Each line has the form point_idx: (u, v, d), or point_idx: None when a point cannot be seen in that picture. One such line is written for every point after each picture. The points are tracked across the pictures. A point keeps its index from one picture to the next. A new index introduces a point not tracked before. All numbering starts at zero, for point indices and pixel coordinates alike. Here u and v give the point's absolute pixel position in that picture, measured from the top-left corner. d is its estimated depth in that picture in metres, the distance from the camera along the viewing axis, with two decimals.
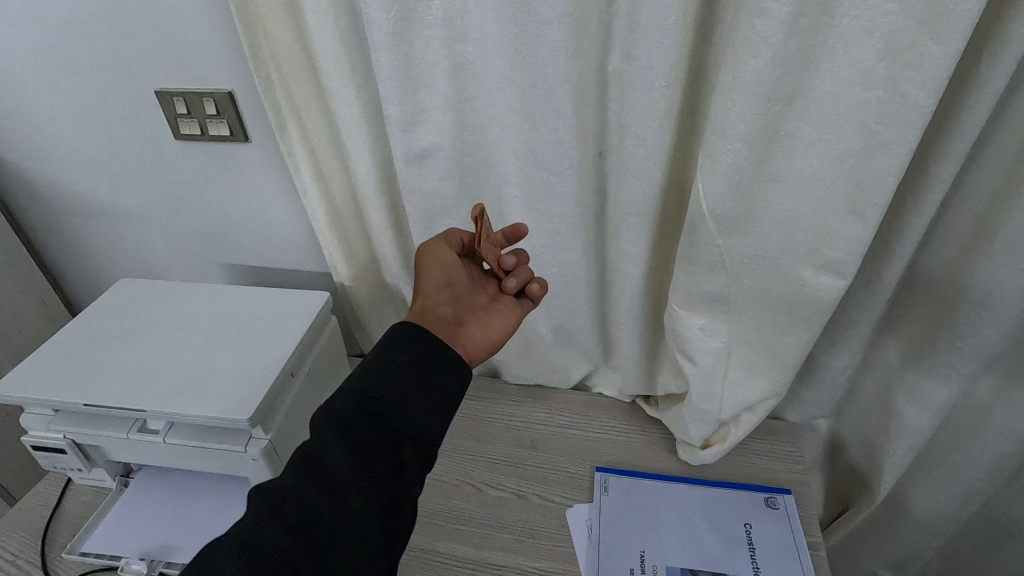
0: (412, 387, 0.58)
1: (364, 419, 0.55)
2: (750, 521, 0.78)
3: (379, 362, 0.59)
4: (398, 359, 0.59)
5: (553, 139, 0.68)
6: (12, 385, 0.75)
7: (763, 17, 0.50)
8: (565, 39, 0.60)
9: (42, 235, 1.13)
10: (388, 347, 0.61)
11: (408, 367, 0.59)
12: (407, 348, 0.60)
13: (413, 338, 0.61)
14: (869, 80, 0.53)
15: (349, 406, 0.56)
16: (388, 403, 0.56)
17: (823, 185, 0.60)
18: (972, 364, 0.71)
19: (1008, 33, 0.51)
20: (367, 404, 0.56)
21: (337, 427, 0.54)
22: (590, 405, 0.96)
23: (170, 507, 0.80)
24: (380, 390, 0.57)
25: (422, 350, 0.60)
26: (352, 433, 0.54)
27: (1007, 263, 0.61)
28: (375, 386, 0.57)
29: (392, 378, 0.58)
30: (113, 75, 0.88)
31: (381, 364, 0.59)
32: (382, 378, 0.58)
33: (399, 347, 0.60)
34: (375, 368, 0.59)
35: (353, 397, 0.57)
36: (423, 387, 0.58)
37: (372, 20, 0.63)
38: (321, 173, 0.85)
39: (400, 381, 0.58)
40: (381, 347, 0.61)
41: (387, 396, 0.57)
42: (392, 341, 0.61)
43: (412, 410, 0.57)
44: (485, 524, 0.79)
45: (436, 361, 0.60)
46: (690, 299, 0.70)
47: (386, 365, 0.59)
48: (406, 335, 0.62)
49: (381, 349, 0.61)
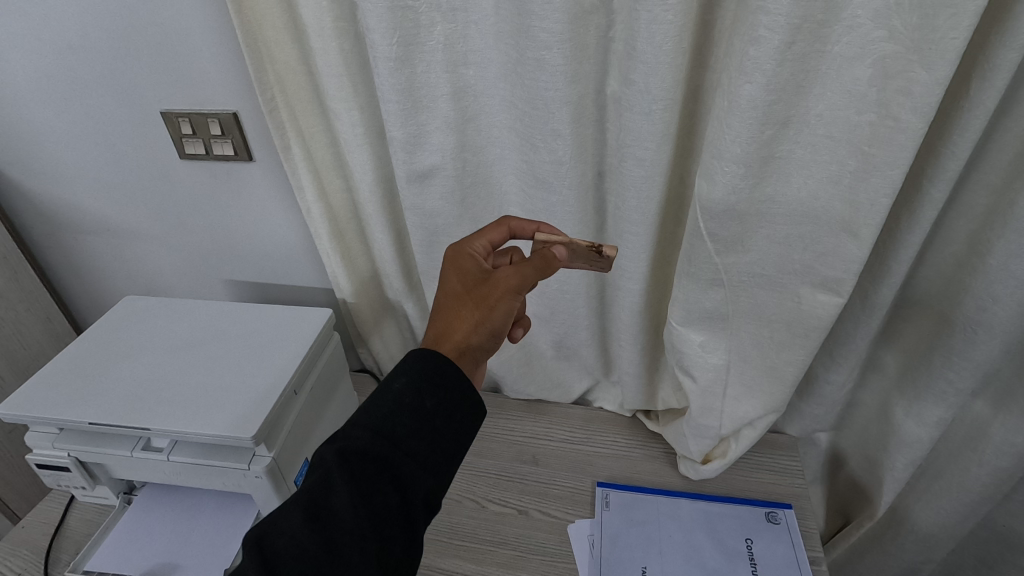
0: (432, 433, 0.54)
1: (380, 469, 0.52)
2: (752, 536, 0.78)
3: (404, 400, 0.54)
4: (426, 401, 0.54)
5: (552, 160, 0.69)
6: (18, 404, 0.75)
7: (757, 45, 0.52)
8: (564, 64, 0.62)
9: (47, 251, 1.14)
10: (415, 382, 0.55)
11: (434, 413, 0.54)
12: (436, 389, 0.55)
13: (442, 370, 0.56)
14: (861, 104, 0.55)
15: (366, 451, 0.52)
16: (407, 453, 0.53)
17: (817, 206, 0.61)
18: (970, 379, 0.71)
19: (995, 58, 0.52)
20: (385, 452, 0.52)
21: (350, 474, 0.51)
22: (590, 419, 0.96)
23: (174, 524, 0.81)
24: (400, 437, 0.53)
25: (449, 392, 0.55)
26: (365, 483, 0.51)
27: (1001, 281, 0.62)
28: (397, 431, 0.53)
29: (413, 423, 0.54)
30: (119, 97, 0.89)
31: (404, 402, 0.54)
32: (404, 422, 0.53)
33: (427, 384, 0.55)
34: (400, 407, 0.54)
35: (373, 442, 0.52)
36: (442, 434, 0.54)
37: (375, 46, 0.65)
38: (326, 193, 0.87)
39: (423, 429, 0.54)
40: (406, 378, 0.56)
41: (407, 446, 0.53)
42: (419, 372, 0.56)
43: (429, 463, 0.53)
44: (487, 540, 0.80)
45: (461, 404, 0.56)
46: (689, 317, 0.71)
47: (409, 407, 0.54)
48: (437, 368, 0.56)
49: (407, 382, 0.55)
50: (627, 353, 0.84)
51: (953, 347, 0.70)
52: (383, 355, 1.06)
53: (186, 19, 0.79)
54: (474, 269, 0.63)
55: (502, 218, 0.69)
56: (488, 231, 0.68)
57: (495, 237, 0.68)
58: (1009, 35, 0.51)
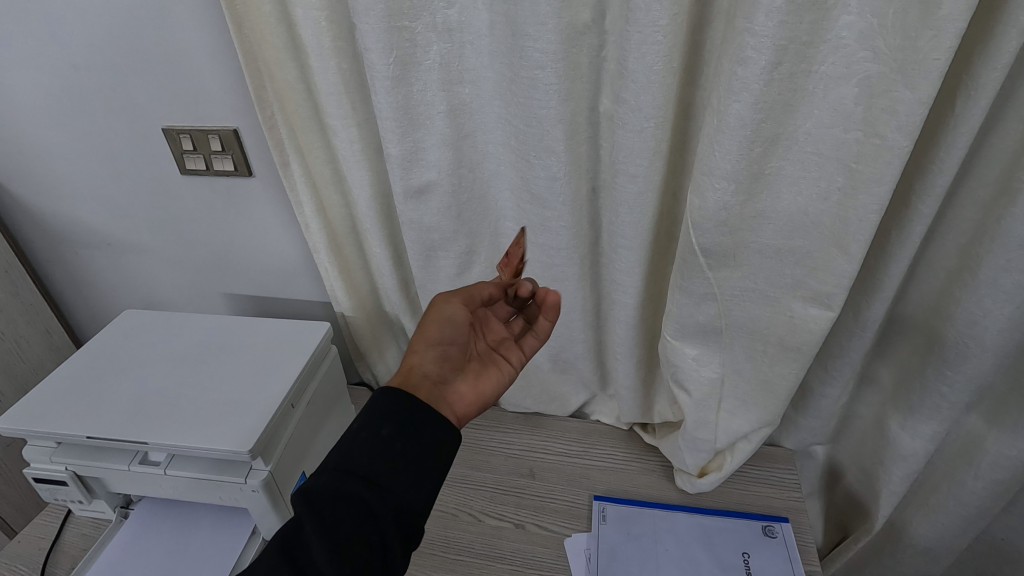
0: (403, 467, 0.55)
1: (354, 507, 0.52)
2: (749, 550, 0.78)
3: (361, 434, 0.57)
4: (382, 429, 0.57)
5: (547, 176, 0.70)
6: (16, 419, 0.76)
7: (744, 65, 0.53)
8: (557, 83, 0.63)
9: (49, 265, 1.15)
10: (369, 416, 0.58)
11: (392, 439, 0.56)
12: (403, 426, 0.57)
13: (400, 403, 0.59)
14: (848, 122, 0.56)
15: (329, 487, 0.53)
16: (372, 482, 0.54)
17: (808, 221, 0.62)
18: (963, 393, 0.72)
19: (979, 76, 0.53)
20: (348, 484, 0.53)
21: (316, 511, 0.51)
22: (588, 432, 0.97)
23: (171, 539, 0.81)
24: (361, 468, 0.54)
25: (419, 428, 0.58)
26: (337, 522, 0.51)
27: (992, 295, 0.63)
28: (369, 467, 0.54)
29: (385, 458, 0.55)
30: (122, 114, 0.91)
31: (361, 435, 0.56)
32: (377, 459, 0.55)
33: (396, 422, 0.57)
34: (357, 440, 0.56)
35: (333, 478, 0.54)
36: (414, 466, 0.56)
37: (372, 65, 0.66)
38: (324, 207, 0.88)
39: (395, 465, 0.55)
40: (361, 417, 0.58)
41: (371, 473, 0.54)
42: (374, 409, 0.59)
43: (402, 497, 0.54)
44: (483, 554, 0.80)
45: (430, 439, 0.58)
46: (683, 331, 0.72)
47: (380, 443, 0.56)
48: (389, 400, 0.59)
49: (361, 419, 0.58)
50: (622, 367, 0.85)
51: (943, 361, 0.71)
52: (382, 369, 1.06)
53: (189, 38, 0.81)
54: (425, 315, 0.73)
55: None
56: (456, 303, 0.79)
57: None
58: (991, 54, 0.52)
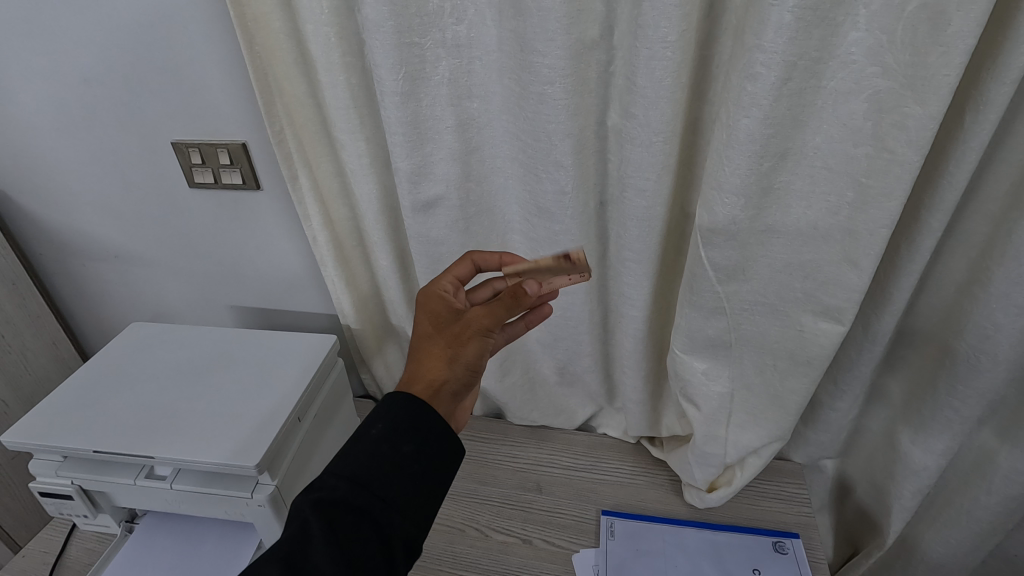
0: (413, 483, 0.54)
1: (361, 519, 0.52)
2: (760, 567, 0.76)
3: (381, 446, 0.55)
4: (402, 446, 0.55)
5: (554, 190, 0.70)
6: (24, 432, 0.75)
7: (753, 81, 0.53)
8: (566, 98, 0.63)
9: (56, 278, 1.15)
10: (391, 427, 0.56)
11: (412, 458, 0.55)
12: (418, 440, 0.56)
13: (419, 417, 0.57)
14: (858, 137, 0.56)
15: (341, 500, 0.52)
16: (385, 500, 0.53)
17: (818, 235, 0.62)
18: (975, 408, 0.71)
19: (988, 91, 0.53)
20: (362, 501, 0.52)
21: (326, 522, 0.51)
22: (595, 446, 0.96)
23: (176, 554, 0.80)
24: (377, 485, 0.53)
25: (430, 445, 0.56)
26: (343, 533, 0.51)
27: (1004, 308, 0.62)
28: (377, 481, 0.53)
29: (397, 474, 0.54)
30: (132, 128, 0.91)
31: (382, 448, 0.55)
32: (390, 474, 0.54)
33: (411, 435, 0.56)
34: (376, 453, 0.54)
35: (346, 489, 0.52)
36: (425, 482, 0.55)
37: (382, 81, 0.67)
38: (331, 220, 0.88)
39: (406, 480, 0.54)
40: (383, 424, 0.56)
41: (384, 491, 0.53)
42: (396, 419, 0.57)
43: (408, 511, 0.54)
44: (490, 570, 0.79)
45: (441, 455, 0.57)
46: (692, 345, 0.71)
47: (396, 457, 0.55)
48: (412, 411, 0.57)
49: (383, 428, 0.56)
50: (630, 380, 0.85)
51: (956, 374, 0.70)
52: (387, 382, 1.06)
53: (200, 54, 0.82)
54: (445, 308, 0.65)
55: (467, 253, 0.73)
56: (453, 268, 0.71)
57: (460, 273, 0.71)
58: (1000, 71, 0.52)
